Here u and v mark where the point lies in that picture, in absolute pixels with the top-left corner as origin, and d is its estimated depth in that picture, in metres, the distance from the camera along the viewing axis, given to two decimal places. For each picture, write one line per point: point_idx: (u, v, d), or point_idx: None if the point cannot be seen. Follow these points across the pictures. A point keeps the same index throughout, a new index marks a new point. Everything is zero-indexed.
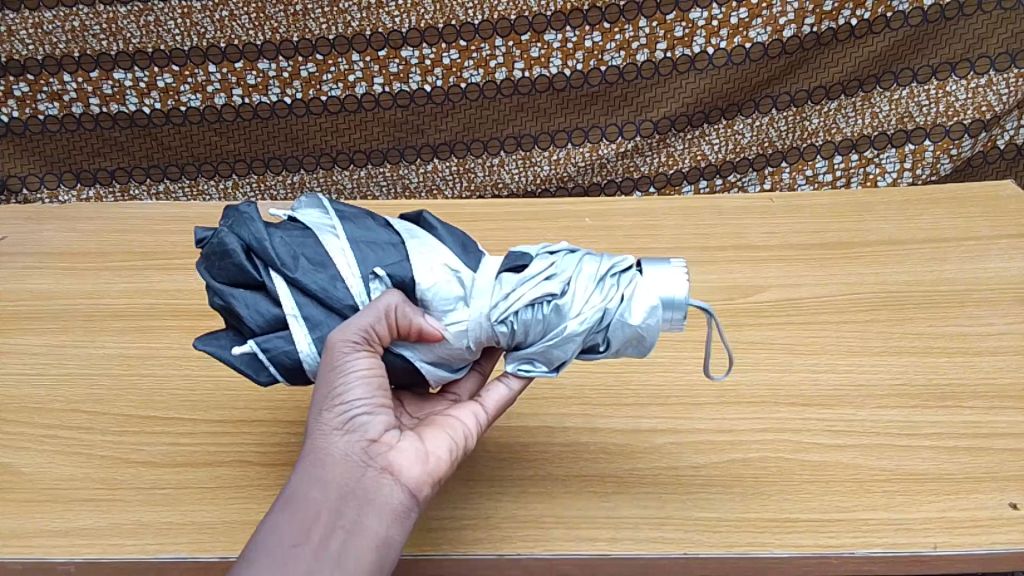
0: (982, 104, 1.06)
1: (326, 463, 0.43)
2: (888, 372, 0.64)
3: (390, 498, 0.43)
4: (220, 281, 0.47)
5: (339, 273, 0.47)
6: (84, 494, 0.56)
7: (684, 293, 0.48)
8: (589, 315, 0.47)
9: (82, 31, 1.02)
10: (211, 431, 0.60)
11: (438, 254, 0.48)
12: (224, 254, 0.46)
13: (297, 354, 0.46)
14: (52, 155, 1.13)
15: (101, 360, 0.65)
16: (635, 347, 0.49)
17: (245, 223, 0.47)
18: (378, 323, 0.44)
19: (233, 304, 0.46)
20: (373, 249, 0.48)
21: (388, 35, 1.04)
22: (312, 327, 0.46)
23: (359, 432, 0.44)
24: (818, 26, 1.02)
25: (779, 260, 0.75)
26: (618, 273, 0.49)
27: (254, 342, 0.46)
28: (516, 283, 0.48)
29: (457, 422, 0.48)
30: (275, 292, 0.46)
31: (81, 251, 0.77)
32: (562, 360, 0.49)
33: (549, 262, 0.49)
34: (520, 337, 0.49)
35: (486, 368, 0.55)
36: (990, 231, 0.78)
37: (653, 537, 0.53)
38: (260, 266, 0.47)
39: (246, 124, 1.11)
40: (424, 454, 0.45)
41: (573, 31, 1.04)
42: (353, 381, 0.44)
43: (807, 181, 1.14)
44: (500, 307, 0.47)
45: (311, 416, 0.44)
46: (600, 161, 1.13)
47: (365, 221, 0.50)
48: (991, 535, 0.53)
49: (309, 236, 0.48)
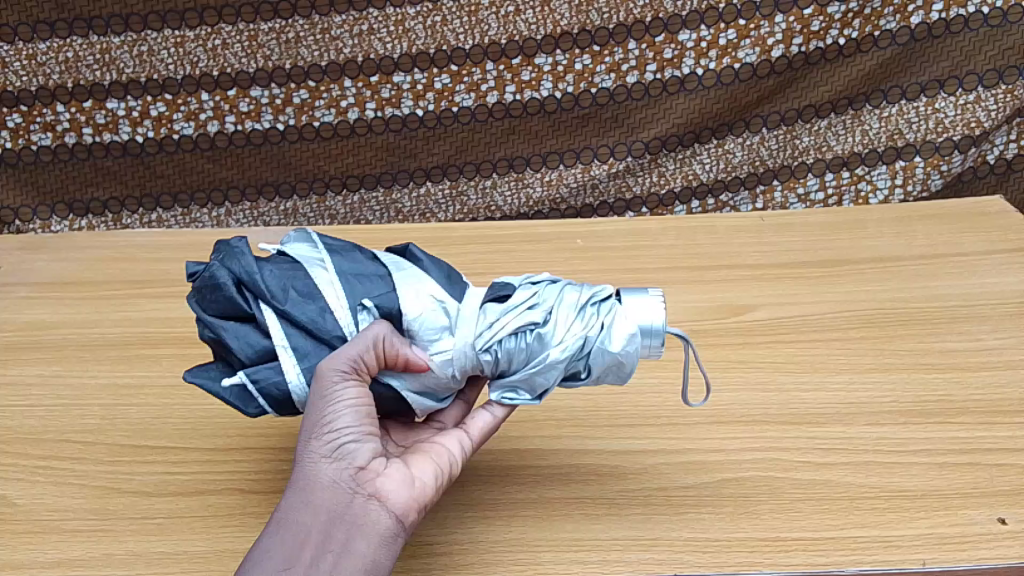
0: (971, 120, 1.06)
1: (315, 489, 0.44)
2: (878, 390, 0.64)
3: (378, 523, 0.44)
4: (210, 314, 0.47)
5: (328, 305, 0.47)
6: (77, 525, 0.56)
7: (661, 321, 0.49)
8: (571, 342, 0.48)
9: (76, 62, 1.05)
10: (204, 459, 0.60)
11: (422, 284, 0.49)
12: (215, 287, 0.47)
13: (286, 385, 0.46)
14: (44, 185, 1.13)
15: (94, 390, 0.66)
16: (615, 374, 0.50)
17: (237, 257, 0.48)
18: (367, 353, 0.44)
19: (223, 336, 0.47)
20: (361, 281, 0.48)
21: (380, 61, 1.06)
22: (301, 358, 0.46)
23: (347, 460, 0.44)
24: (806, 46, 1.04)
25: (770, 280, 0.75)
26: (598, 302, 0.50)
27: (243, 373, 0.46)
28: (500, 312, 0.49)
29: (443, 448, 0.48)
30: (265, 324, 0.46)
31: (76, 281, 0.77)
32: (545, 387, 0.49)
33: (532, 291, 0.50)
34: (503, 365, 0.49)
35: (471, 397, 0.55)
36: (979, 247, 0.78)
37: (643, 558, 0.53)
38: (250, 299, 0.47)
39: (238, 151, 1.12)
40: (411, 479, 0.46)
41: (563, 54, 1.06)
42: (341, 411, 0.44)
43: (800, 199, 1.13)
44: (485, 336, 0.48)
45: (300, 443, 0.45)
46: (593, 181, 1.13)
47: (354, 255, 0.50)
48: (980, 551, 0.53)
49: (299, 269, 0.48)
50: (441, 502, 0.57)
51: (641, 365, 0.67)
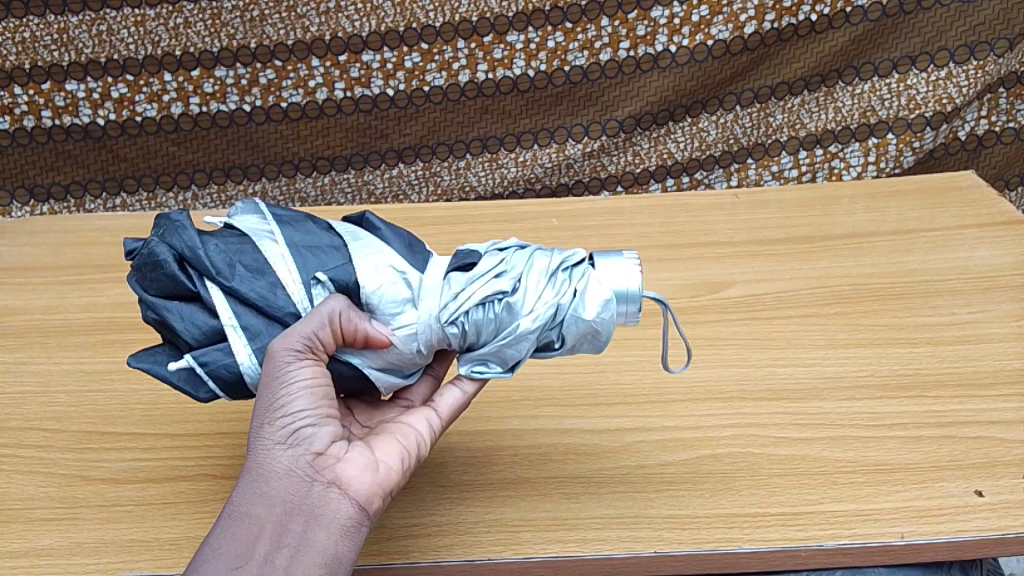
0: (943, 96, 1.06)
1: (270, 478, 0.42)
2: (856, 364, 0.64)
3: (339, 511, 0.43)
4: (152, 294, 0.46)
5: (279, 280, 0.46)
6: (44, 514, 0.54)
7: (638, 286, 0.48)
8: (542, 311, 0.47)
9: (32, 42, 1.02)
10: (174, 446, 0.58)
11: (380, 254, 0.48)
12: (155, 265, 0.45)
13: (237, 366, 0.45)
14: (4, 169, 1.10)
15: (59, 376, 0.64)
16: (590, 342, 0.49)
17: (177, 232, 0.46)
18: (322, 330, 0.43)
19: (167, 318, 0.45)
20: (314, 254, 0.47)
21: (348, 39, 1.04)
22: (252, 337, 0.45)
23: (304, 446, 0.43)
24: (779, 22, 1.03)
25: (746, 256, 0.75)
26: (570, 267, 0.49)
27: (190, 356, 0.45)
28: (466, 282, 0.47)
29: (409, 429, 0.48)
30: (211, 303, 0.45)
31: (38, 267, 0.75)
32: (516, 359, 0.48)
33: (499, 259, 0.49)
34: (472, 338, 0.48)
35: (440, 371, 0.54)
36: (953, 221, 0.78)
37: (622, 536, 0.53)
38: (194, 277, 0.45)
39: (204, 133, 1.09)
40: (373, 464, 0.45)
41: (535, 31, 1.04)
42: (296, 394, 0.43)
43: (774, 176, 1.13)
44: (450, 307, 0.47)
45: (253, 429, 0.43)
46: (567, 161, 1.12)
47: (305, 224, 0.48)
48: (956, 523, 0.53)
49: (246, 242, 0.47)
50: (418, 484, 0.56)
51: (618, 342, 0.67)
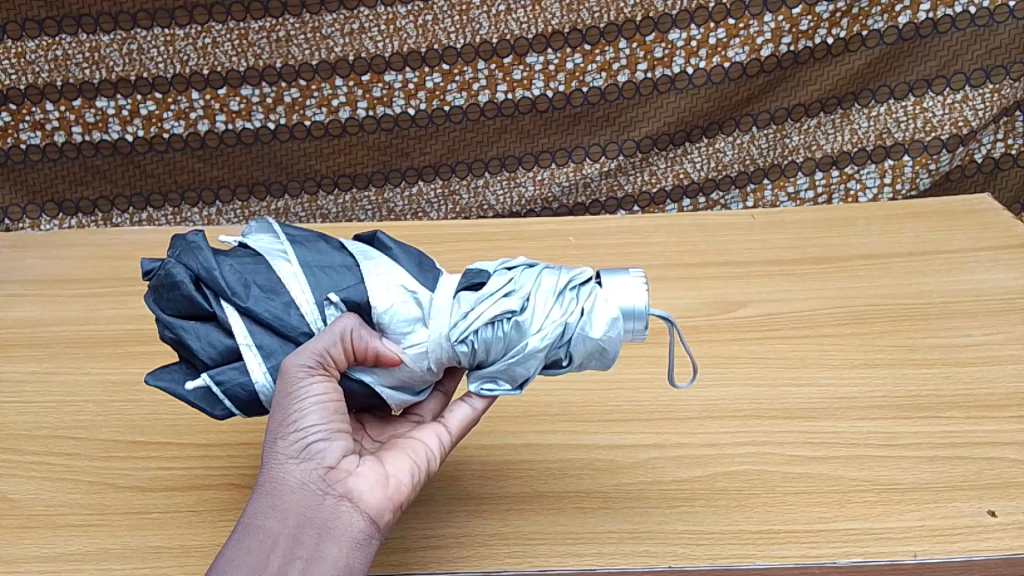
0: (959, 119, 1.07)
1: (282, 492, 0.44)
2: (870, 384, 0.64)
3: (350, 525, 0.44)
4: (168, 314, 0.47)
5: (293, 300, 0.47)
6: (72, 520, 0.56)
7: (644, 303, 0.50)
8: (550, 330, 0.48)
9: (64, 60, 1.04)
10: (198, 456, 0.60)
11: (391, 273, 0.49)
12: (172, 286, 0.46)
13: (252, 385, 0.46)
14: (35, 184, 1.13)
15: (87, 387, 0.65)
16: (598, 360, 0.50)
17: (193, 252, 0.47)
18: (333, 347, 0.45)
19: (184, 337, 0.46)
20: (327, 274, 0.48)
21: (371, 60, 1.06)
22: (266, 356, 0.46)
23: (316, 460, 0.44)
24: (795, 45, 1.05)
25: (761, 276, 0.76)
26: (577, 286, 0.51)
27: (206, 375, 0.45)
28: (475, 302, 0.48)
29: (420, 444, 0.48)
30: (227, 323, 0.46)
31: (67, 279, 0.77)
32: (525, 377, 0.49)
33: (508, 278, 0.50)
34: (481, 356, 0.49)
35: (449, 387, 0.55)
36: (968, 244, 0.79)
37: (637, 551, 0.53)
38: (209, 297, 0.46)
39: (229, 150, 1.12)
40: (384, 479, 0.46)
41: (555, 53, 1.06)
42: (308, 409, 0.44)
43: (789, 198, 1.14)
44: (459, 326, 0.48)
45: (266, 444, 0.45)
46: (584, 181, 1.13)
47: (317, 244, 0.50)
48: (970, 543, 0.53)
49: (260, 263, 0.48)
50: (435, 498, 0.57)
51: (633, 360, 0.68)
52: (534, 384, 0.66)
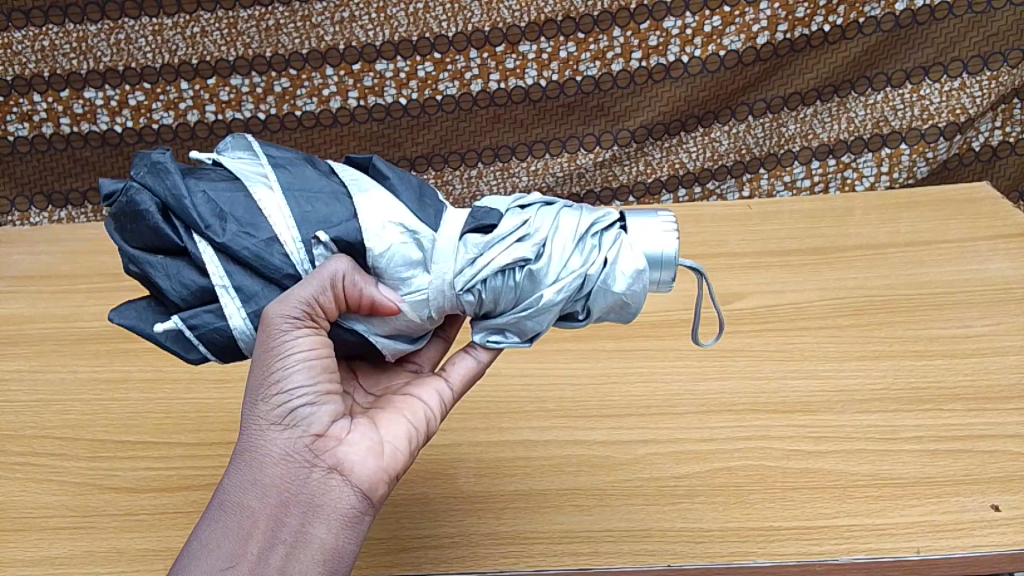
0: (956, 106, 1.06)
1: (265, 464, 0.41)
2: (870, 377, 0.64)
3: (340, 499, 0.42)
4: (135, 246, 0.43)
5: (276, 234, 0.42)
6: (57, 522, 0.55)
7: (673, 250, 0.47)
8: (567, 282, 0.45)
9: (52, 50, 1.03)
10: (187, 455, 0.59)
11: (389, 209, 0.44)
12: (137, 216, 0.42)
13: (229, 331, 0.42)
14: (24, 175, 1.11)
15: (74, 385, 0.64)
16: (617, 313, 0.48)
17: (160, 177, 0.42)
18: (323, 294, 0.41)
19: (151, 275, 0.42)
20: (313, 205, 0.43)
21: (362, 49, 1.04)
22: (246, 300, 0.42)
23: (302, 427, 0.42)
24: (791, 32, 1.03)
25: (759, 267, 0.75)
26: (599, 231, 0.47)
27: (178, 319, 0.42)
28: (483, 246, 0.44)
29: (421, 404, 0.48)
30: (199, 259, 0.42)
31: (53, 274, 0.76)
32: (535, 331, 0.47)
33: (523, 219, 0.46)
34: (489, 306, 0.46)
35: (450, 334, 0.55)
36: (969, 232, 0.78)
37: (635, 549, 0.52)
38: (180, 229, 0.42)
39: (219, 141, 1.10)
40: (378, 446, 0.44)
41: (548, 41, 1.05)
42: (294, 371, 0.42)
43: (786, 186, 1.12)
44: (466, 274, 0.44)
45: (245, 408, 0.42)
46: (579, 171, 1.12)
47: (302, 169, 0.44)
48: (974, 538, 0.52)
49: (239, 189, 0.43)
50: (429, 497, 0.56)
51: (631, 354, 0.67)
52: (532, 379, 0.65)
